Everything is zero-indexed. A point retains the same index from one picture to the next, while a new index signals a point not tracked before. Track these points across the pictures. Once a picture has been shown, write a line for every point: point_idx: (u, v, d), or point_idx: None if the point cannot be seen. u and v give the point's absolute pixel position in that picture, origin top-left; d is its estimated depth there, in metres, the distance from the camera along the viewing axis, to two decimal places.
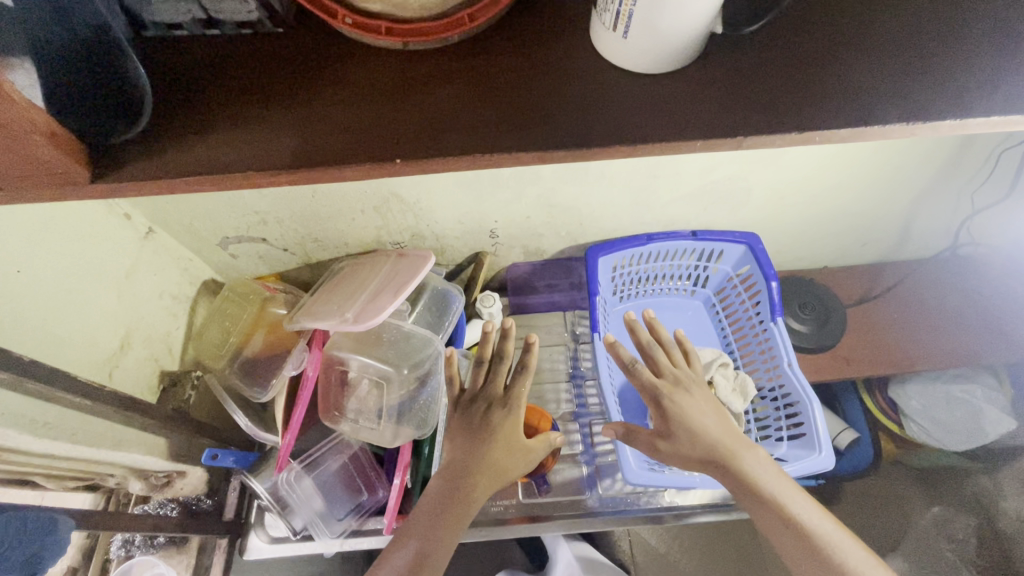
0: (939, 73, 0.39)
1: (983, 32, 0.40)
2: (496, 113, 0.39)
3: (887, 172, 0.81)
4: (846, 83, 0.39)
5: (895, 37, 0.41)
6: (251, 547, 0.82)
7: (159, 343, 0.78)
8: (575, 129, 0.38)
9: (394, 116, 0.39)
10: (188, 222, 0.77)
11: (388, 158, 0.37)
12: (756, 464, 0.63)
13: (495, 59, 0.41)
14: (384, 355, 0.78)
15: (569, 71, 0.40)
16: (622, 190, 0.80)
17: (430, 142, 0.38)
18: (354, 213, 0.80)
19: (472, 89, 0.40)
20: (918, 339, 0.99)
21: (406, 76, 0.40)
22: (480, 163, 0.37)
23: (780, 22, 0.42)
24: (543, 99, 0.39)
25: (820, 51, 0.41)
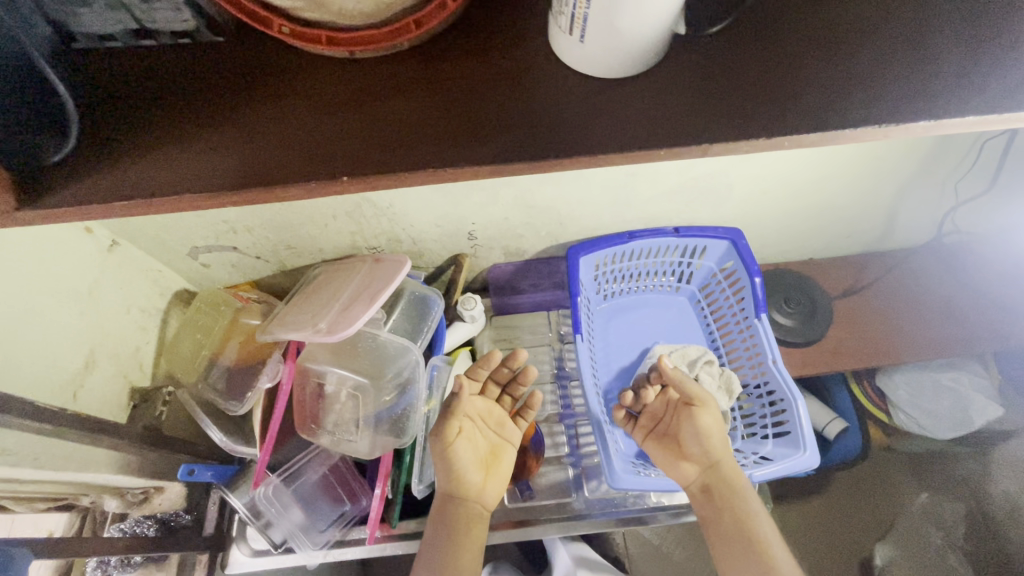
0: (916, 71, 0.37)
1: (962, 27, 0.38)
2: (453, 124, 0.37)
3: (869, 164, 0.80)
4: (818, 82, 0.37)
5: (873, 32, 0.39)
6: (234, 561, 0.83)
7: (128, 360, 0.75)
8: (533, 142, 0.36)
9: (342, 131, 0.37)
10: (154, 233, 0.75)
11: (335, 176, 0.35)
12: (746, 508, 0.66)
13: (451, 65, 0.39)
14: (360, 366, 0.76)
15: (531, 77, 0.38)
16: (602, 188, 0.78)
17: (379, 157, 0.36)
18: (326, 219, 0.78)
19: (427, 98, 0.38)
20: (905, 332, 0.99)
21: (354, 84, 0.38)
22: (436, 178, 0.35)
23: (754, 19, 0.40)
24: (501, 107, 0.37)
25: (793, 50, 0.39)
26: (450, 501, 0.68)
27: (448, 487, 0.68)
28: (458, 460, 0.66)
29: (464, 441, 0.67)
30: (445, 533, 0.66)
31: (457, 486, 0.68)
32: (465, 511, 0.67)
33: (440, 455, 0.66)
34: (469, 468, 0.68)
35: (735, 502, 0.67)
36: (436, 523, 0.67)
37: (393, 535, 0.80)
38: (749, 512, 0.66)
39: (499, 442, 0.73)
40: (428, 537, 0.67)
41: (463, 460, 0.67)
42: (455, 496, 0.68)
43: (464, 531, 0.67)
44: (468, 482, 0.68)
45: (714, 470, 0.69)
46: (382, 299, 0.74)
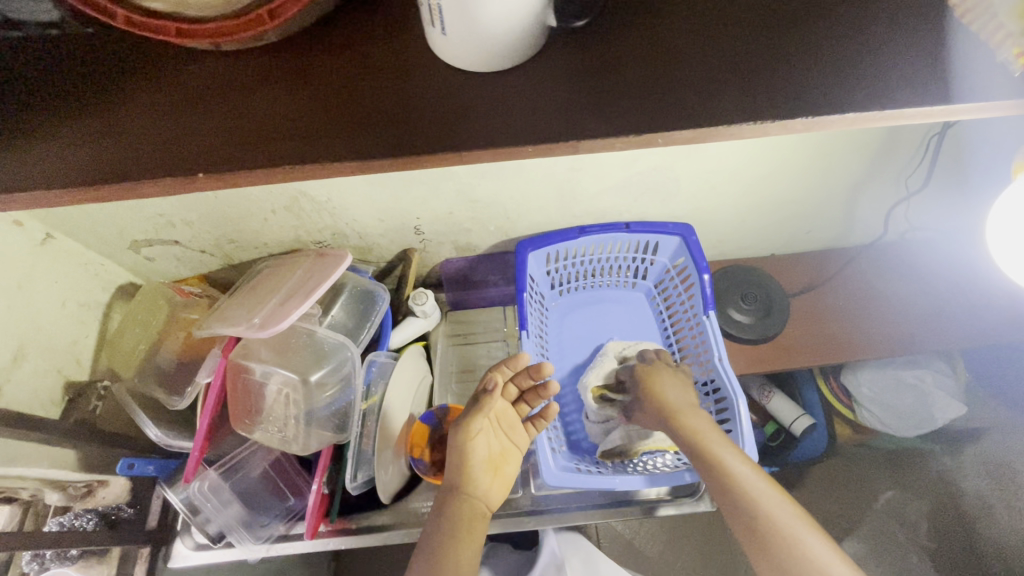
0: (794, 70, 0.37)
1: (846, 24, 0.38)
2: (316, 119, 0.36)
3: (818, 159, 0.78)
4: (695, 77, 0.36)
5: (758, 26, 0.38)
6: (178, 553, 0.83)
7: (62, 353, 0.74)
8: (401, 142, 0.35)
9: (205, 127, 0.36)
10: (90, 226, 0.74)
11: (189, 174, 0.34)
12: (761, 510, 0.59)
13: (322, 58, 0.37)
14: (295, 362, 0.74)
15: (406, 69, 0.37)
16: (544, 182, 0.77)
17: (240, 156, 0.35)
18: (265, 213, 0.78)
19: (293, 92, 0.37)
20: (862, 329, 0.98)
21: (221, 77, 0.37)
22: (296, 177, 0.35)
23: (642, 8, 0.39)
24: (369, 101, 0.36)
25: (677, 42, 0.38)
26: (458, 496, 0.66)
27: (457, 480, 0.67)
28: (470, 450, 0.67)
29: (482, 435, 0.69)
30: (449, 529, 0.63)
31: (467, 481, 0.67)
32: (469, 507, 0.65)
33: (457, 447, 0.67)
34: (479, 465, 0.68)
35: (742, 511, 0.60)
36: (442, 516, 0.64)
37: (339, 530, 0.83)
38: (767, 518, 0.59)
39: (509, 447, 0.73)
40: (428, 533, 0.64)
41: (474, 452, 0.67)
42: (459, 490, 0.66)
43: (472, 529, 0.64)
44: (477, 478, 0.67)
45: (713, 479, 0.63)
46: (319, 293, 0.74)
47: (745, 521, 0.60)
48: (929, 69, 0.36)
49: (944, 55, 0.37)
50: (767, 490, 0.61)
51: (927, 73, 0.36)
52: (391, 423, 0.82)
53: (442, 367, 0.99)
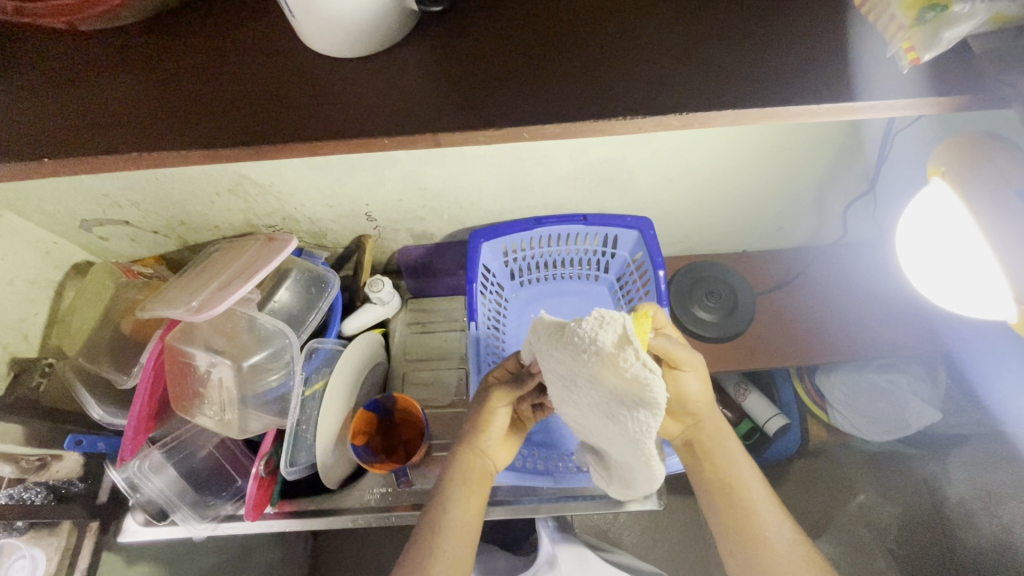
0: (666, 88, 0.39)
1: (718, 52, 0.40)
2: (163, 106, 0.41)
3: (776, 155, 0.75)
4: (558, 87, 0.39)
5: (637, 51, 0.41)
6: (127, 528, 0.84)
7: (9, 331, 0.75)
8: (246, 125, 0.39)
9: (56, 107, 0.41)
10: (36, 204, 0.74)
11: (44, 155, 0.39)
12: (750, 510, 0.64)
13: (173, 46, 0.43)
14: (234, 345, 0.74)
15: (248, 55, 0.42)
16: (492, 171, 0.75)
17: (97, 136, 0.40)
18: (210, 196, 0.77)
19: (145, 77, 0.42)
20: (829, 330, 0.95)
21: (86, 64, 0.43)
22: (146, 162, 0.40)
23: (531, 37, 0.41)
24: (210, 91, 0.41)
25: (560, 62, 0.40)
26: (465, 477, 0.65)
27: (463, 460, 0.66)
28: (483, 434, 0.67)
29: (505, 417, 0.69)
30: (450, 513, 0.62)
31: (474, 465, 0.66)
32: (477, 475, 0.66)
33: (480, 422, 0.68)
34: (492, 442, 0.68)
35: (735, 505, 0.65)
36: (445, 496, 0.63)
37: (288, 513, 0.84)
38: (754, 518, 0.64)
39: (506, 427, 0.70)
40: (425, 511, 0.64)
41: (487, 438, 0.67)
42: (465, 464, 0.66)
43: (472, 514, 0.63)
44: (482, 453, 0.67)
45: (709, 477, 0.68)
46: (259, 278, 0.73)
47: (735, 520, 0.64)
48: (787, 92, 0.39)
49: (804, 80, 0.39)
50: (761, 490, 0.66)
51: (788, 96, 0.38)
52: (334, 409, 0.82)
53: (399, 354, 0.98)
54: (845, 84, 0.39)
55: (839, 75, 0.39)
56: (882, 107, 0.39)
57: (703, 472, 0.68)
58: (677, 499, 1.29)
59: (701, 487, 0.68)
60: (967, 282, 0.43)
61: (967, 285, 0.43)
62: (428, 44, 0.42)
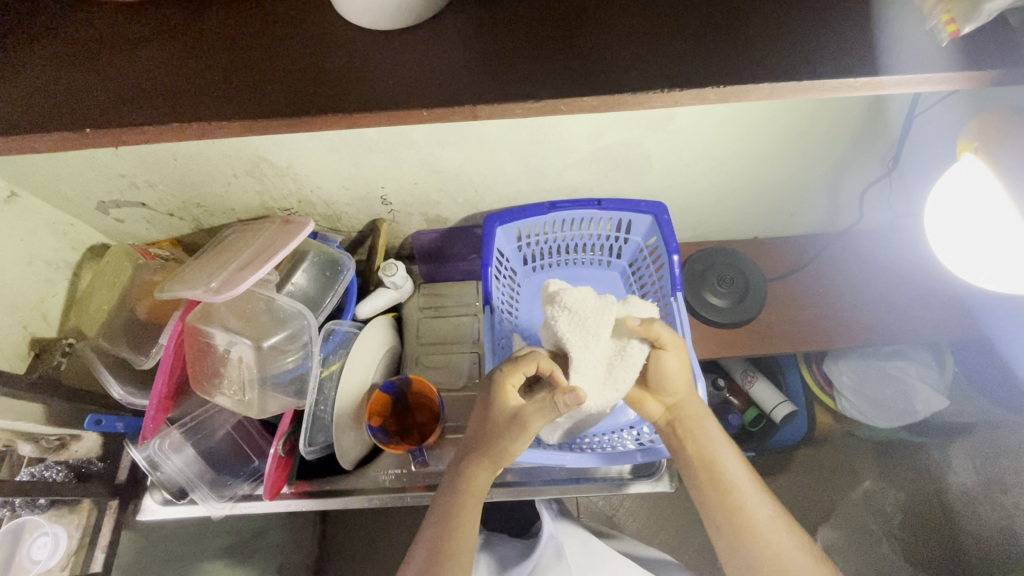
0: (697, 64, 0.39)
1: (745, 31, 0.41)
2: (195, 80, 0.41)
3: (794, 137, 0.75)
4: (588, 61, 0.40)
5: (665, 28, 0.41)
6: (147, 507, 0.85)
7: (29, 310, 0.75)
8: (277, 99, 0.39)
9: (87, 79, 0.41)
10: (54, 185, 0.74)
11: (74, 129, 0.39)
12: (747, 525, 0.65)
13: (205, 20, 0.43)
14: (253, 326, 0.75)
15: (279, 31, 0.42)
16: (509, 154, 0.75)
17: (131, 111, 0.40)
18: (227, 178, 0.77)
19: (176, 51, 0.42)
20: (840, 315, 0.96)
21: (117, 39, 0.43)
22: (179, 136, 0.40)
23: (561, 14, 0.42)
24: (241, 65, 0.41)
25: (594, 33, 0.41)
26: (472, 499, 0.64)
27: (470, 477, 0.65)
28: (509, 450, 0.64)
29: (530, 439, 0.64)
30: (455, 542, 0.62)
31: (479, 480, 0.65)
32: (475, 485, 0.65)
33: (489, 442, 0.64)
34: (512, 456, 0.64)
35: (717, 487, 0.67)
36: (451, 517, 0.64)
37: (303, 493, 0.85)
38: (750, 528, 0.65)
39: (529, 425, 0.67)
40: (432, 518, 0.65)
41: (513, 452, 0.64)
42: (467, 476, 0.65)
43: (469, 529, 0.63)
44: (486, 469, 0.65)
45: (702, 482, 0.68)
46: (277, 258, 0.73)
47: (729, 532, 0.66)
48: (820, 62, 0.39)
49: (834, 57, 0.39)
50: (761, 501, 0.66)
51: (820, 71, 0.39)
52: (350, 391, 0.82)
53: (413, 338, 0.98)
54: (879, 58, 0.39)
55: (868, 53, 0.39)
56: (913, 84, 0.40)
57: (685, 453, 0.70)
58: (683, 485, 1.30)
59: (685, 466, 0.70)
60: (996, 256, 0.44)
61: (996, 260, 0.44)
62: (459, 20, 0.42)
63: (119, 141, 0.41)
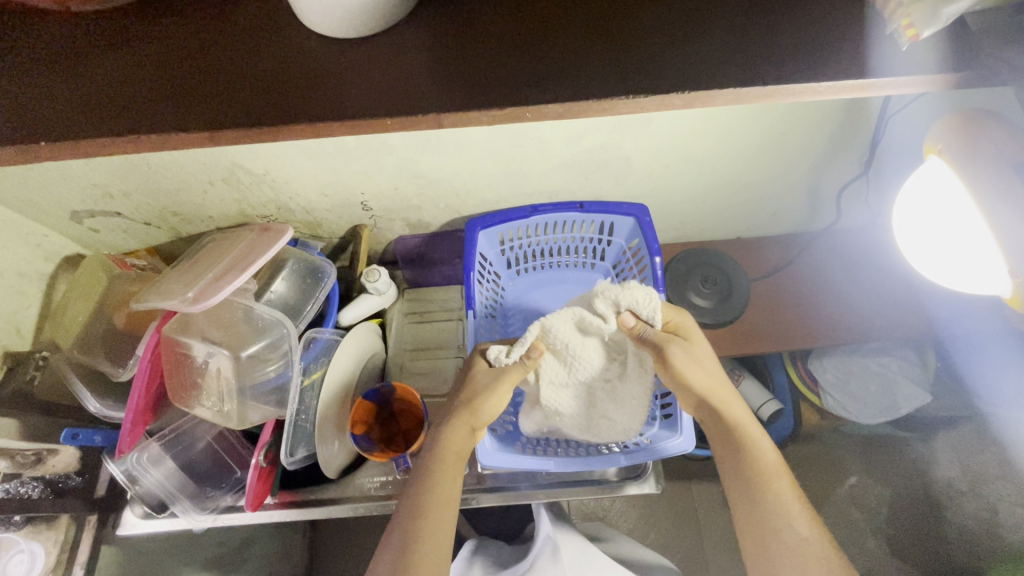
0: (663, 69, 0.39)
1: (710, 36, 0.41)
2: (160, 90, 0.40)
3: (772, 139, 0.75)
4: (556, 67, 0.40)
5: (633, 33, 0.41)
6: (125, 522, 0.83)
7: (2, 324, 0.74)
8: (243, 109, 0.39)
9: (48, 88, 0.41)
10: (25, 196, 0.73)
11: (33, 140, 0.38)
12: (776, 531, 0.61)
13: (171, 27, 0.42)
14: (231, 336, 0.74)
15: (245, 39, 0.42)
16: (488, 158, 0.75)
17: (93, 121, 0.39)
18: (203, 186, 0.76)
19: (140, 60, 0.41)
20: (822, 314, 0.96)
21: (78, 48, 0.42)
22: (143, 147, 0.39)
23: (528, 19, 0.42)
24: (207, 73, 0.41)
25: (564, 38, 0.41)
26: (450, 456, 0.65)
27: (446, 441, 0.67)
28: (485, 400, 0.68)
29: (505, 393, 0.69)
30: (429, 498, 0.62)
31: (457, 441, 0.67)
32: (452, 450, 0.66)
33: (467, 398, 0.69)
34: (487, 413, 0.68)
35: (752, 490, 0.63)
36: (429, 475, 0.64)
37: (286, 503, 0.84)
38: (786, 540, 0.60)
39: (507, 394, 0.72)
40: (406, 497, 0.64)
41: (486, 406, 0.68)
42: (443, 444, 0.66)
43: (448, 497, 0.63)
44: (462, 429, 0.68)
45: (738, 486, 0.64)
46: (256, 267, 0.73)
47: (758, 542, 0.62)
48: (785, 68, 0.39)
49: (799, 62, 0.40)
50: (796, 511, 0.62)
51: (785, 75, 0.39)
52: (333, 400, 0.82)
53: (397, 344, 0.98)
54: (845, 62, 0.39)
55: (835, 57, 0.40)
56: (884, 86, 0.40)
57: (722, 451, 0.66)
58: (672, 485, 1.31)
59: (723, 461, 0.66)
60: (967, 257, 0.44)
61: (968, 261, 0.44)
62: (427, 26, 0.42)
63: (77, 152, 0.40)
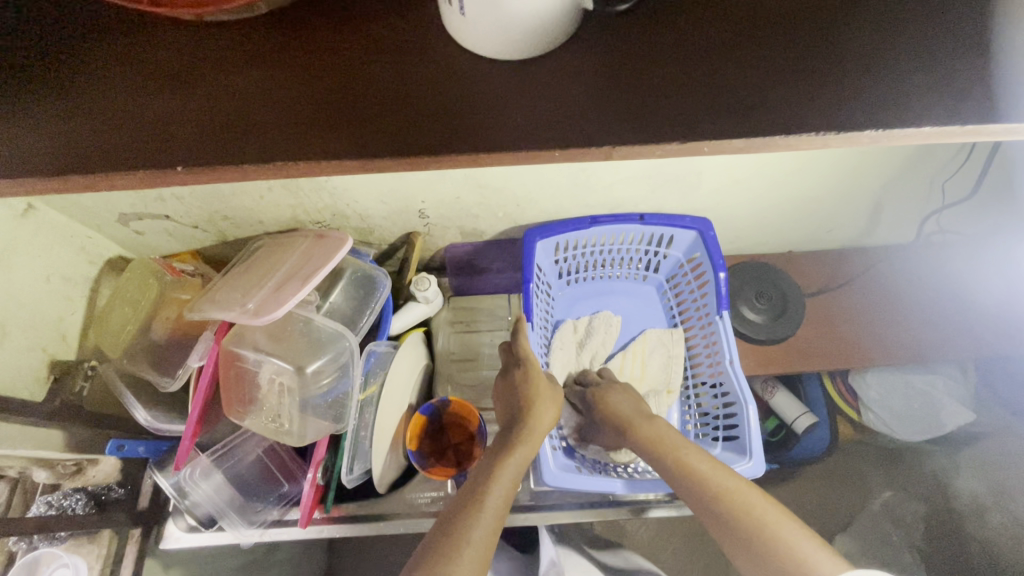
0: (824, 106, 0.39)
1: (856, 71, 0.40)
2: (298, 113, 0.40)
3: (851, 157, 0.73)
4: (692, 100, 0.39)
5: (768, 64, 0.40)
6: (169, 535, 0.80)
7: (47, 331, 0.70)
8: (372, 138, 0.39)
9: (183, 107, 0.41)
10: (77, 197, 0.69)
11: (165, 168, 0.40)
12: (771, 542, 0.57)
13: (299, 41, 0.43)
14: (291, 351, 0.71)
15: (382, 57, 0.42)
16: (559, 171, 0.72)
17: (232, 140, 0.40)
18: (260, 191, 0.73)
19: (271, 75, 0.42)
20: (876, 334, 0.95)
21: (197, 61, 0.43)
22: (270, 170, 0.40)
23: (660, 48, 0.41)
24: (347, 94, 0.41)
25: (710, 66, 0.40)
26: (513, 455, 0.67)
27: (512, 446, 0.68)
28: (537, 392, 0.73)
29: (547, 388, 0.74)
30: (479, 511, 0.59)
31: (524, 443, 0.68)
32: (518, 449, 0.67)
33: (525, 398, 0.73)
34: (542, 406, 0.72)
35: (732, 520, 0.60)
36: (490, 474, 0.64)
37: (334, 518, 0.82)
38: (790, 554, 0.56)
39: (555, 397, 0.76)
40: (457, 498, 0.63)
41: (542, 397, 0.73)
42: (505, 442, 0.69)
43: (509, 494, 0.63)
44: (520, 428, 0.70)
45: (737, 540, 0.59)
46: (318, 278, 0.70)
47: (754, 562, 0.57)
48: (929, 106, 0.38)
49: (940, 99, 0.39)
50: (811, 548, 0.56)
51: (946, 117, 0.38)
52: (387, 414, 0.79)
53: (444, 354, 0.95)
54: (988, 103, 0.38)
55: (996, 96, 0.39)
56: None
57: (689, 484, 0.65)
58: None
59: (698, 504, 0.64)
60: None
61: None
62: (558, 53, 0.41)
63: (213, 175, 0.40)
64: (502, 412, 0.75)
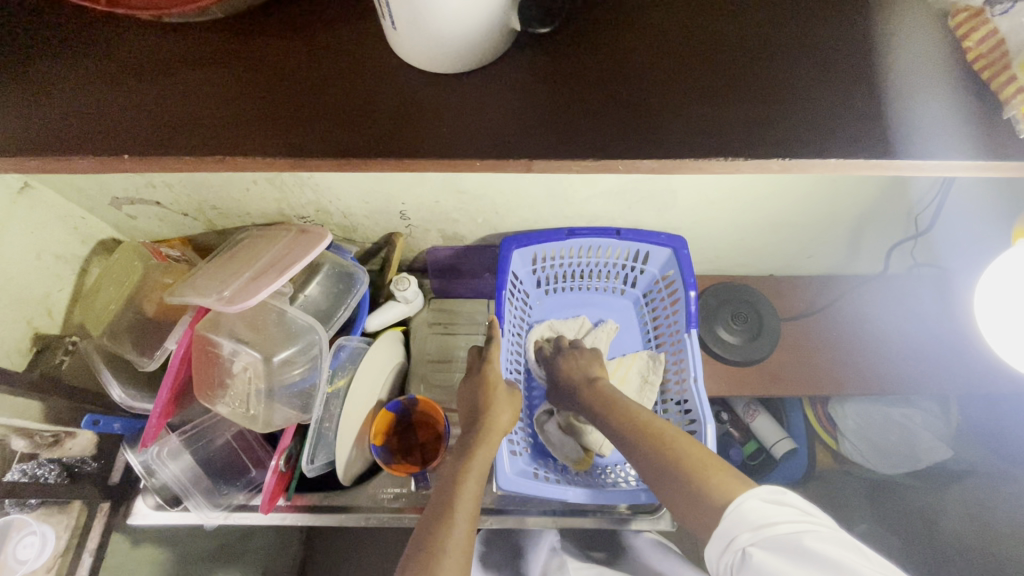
0: (734, 137, 0.43)
1: (768, 107, 0.44)
2: (259, 111, 0.43)
3: (824, 185, 0.75)
4: (621, 123, 0.43)
5: (691, 96, 0.44)
6: (138, 511, 0.85)
7: (34, 305, 0.73)
8: (325, 140, 0.43)
9: (152, 99, 0.44)
10: (71, 180, 0.72)
11: (122, 154, 0.43)
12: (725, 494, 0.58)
13: (267, 44, 0.46)
14: (263, 339, 0.73)
15: (346, 64, 0.45)
16: (534, 182, 0.74)
17: (197, 131, 0.43)
18: (246, 184, 0.75)
19: (235, 77, 0.45)
20: (851, 363, 0.95)
21: (168, 57, 0.46)
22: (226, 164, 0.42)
23: (598, 74, 0.45)
24: (309, 97, 0.44)
25: (640, 91, 0.44)
26: (477, 459, 0.68)
27: (473, 449, 0.69)
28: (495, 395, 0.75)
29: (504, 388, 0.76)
30: (451, 516, 0.61)
31: (485, 446, 0.70)
32: (481, 453, 0.69)
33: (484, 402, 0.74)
34: (501, 408, 0.74)
35: None
36: (457, 478, 0.65)
37: (298, 506, 0.84)
38: None
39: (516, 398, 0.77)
40: (431, 504, 0.64)
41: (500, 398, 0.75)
42: (469, 444, 0.70)
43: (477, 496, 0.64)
44: (483, 431, 0.71)
45: None
46: (294, 271, 0.72)
47: None
48: (830, 143, 0.43)
49: (842, 138, 0.43)
50: None
51: (838, 153, 0.42)
52: (355, 407, 0.81)
53: (420, 354, 0.97)
54: (884, 144, 0.43)
55: (884, 137, 0.43)
56: (924, 166, 0.43)
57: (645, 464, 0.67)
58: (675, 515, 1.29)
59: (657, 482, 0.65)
60: None
61: None
62: (505, 72, 0.45)
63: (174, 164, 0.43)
64: (463, 411, 0.77)
